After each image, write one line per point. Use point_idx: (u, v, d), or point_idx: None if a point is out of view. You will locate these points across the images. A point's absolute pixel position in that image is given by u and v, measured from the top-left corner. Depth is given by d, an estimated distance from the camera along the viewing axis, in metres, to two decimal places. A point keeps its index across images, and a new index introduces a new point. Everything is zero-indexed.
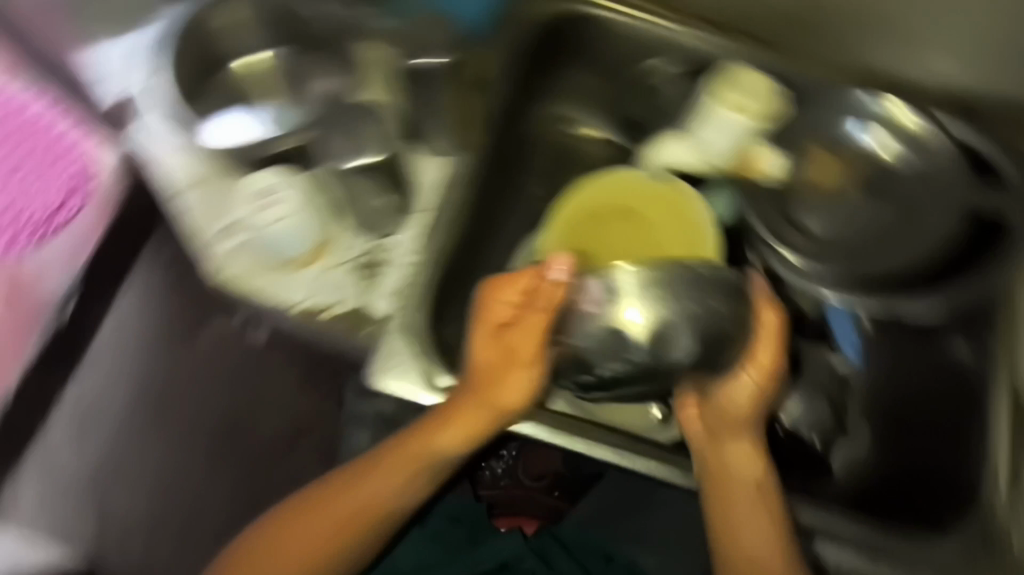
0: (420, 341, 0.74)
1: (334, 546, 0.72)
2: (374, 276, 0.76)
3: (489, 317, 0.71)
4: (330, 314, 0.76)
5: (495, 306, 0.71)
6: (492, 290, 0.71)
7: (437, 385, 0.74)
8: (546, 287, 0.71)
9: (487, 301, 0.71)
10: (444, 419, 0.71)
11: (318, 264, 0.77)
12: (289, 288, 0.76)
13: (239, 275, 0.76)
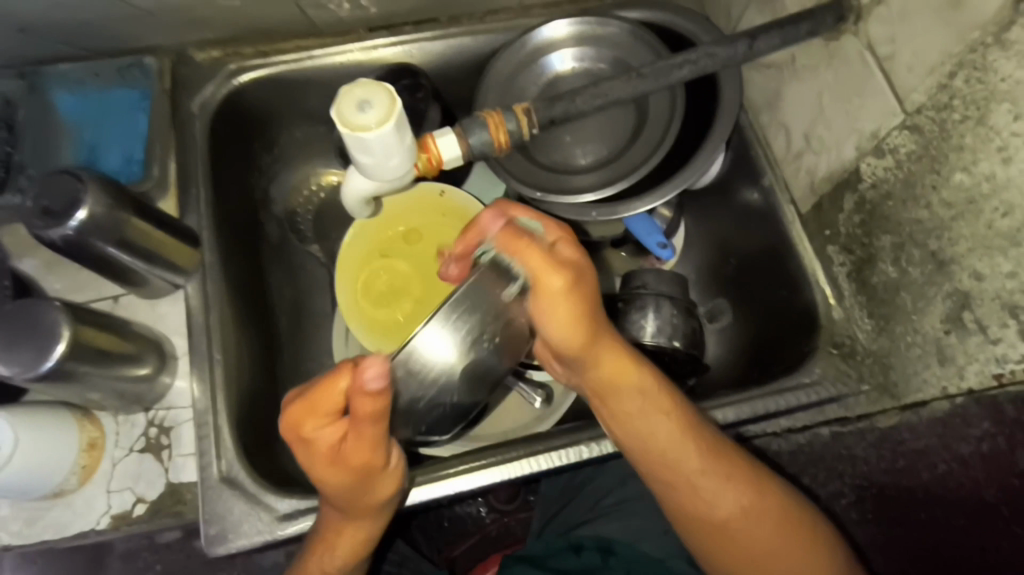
0: (270, 484, 0.67)
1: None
2: (196, 443, 0.68)
3: (310, 454, 0.55)
4: (144, 505, 0.67)
5: (315, 439, 0.54)
6: (291, 423, 0.54)
7: (293, 513, 0.66)
8: (357, 399, 0.51)
9: (299, 440, 0.55)
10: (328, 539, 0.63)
11: (106, 464, 0.67)
12: (86, 509, 0.66)
13: (23, 532, 0.65)
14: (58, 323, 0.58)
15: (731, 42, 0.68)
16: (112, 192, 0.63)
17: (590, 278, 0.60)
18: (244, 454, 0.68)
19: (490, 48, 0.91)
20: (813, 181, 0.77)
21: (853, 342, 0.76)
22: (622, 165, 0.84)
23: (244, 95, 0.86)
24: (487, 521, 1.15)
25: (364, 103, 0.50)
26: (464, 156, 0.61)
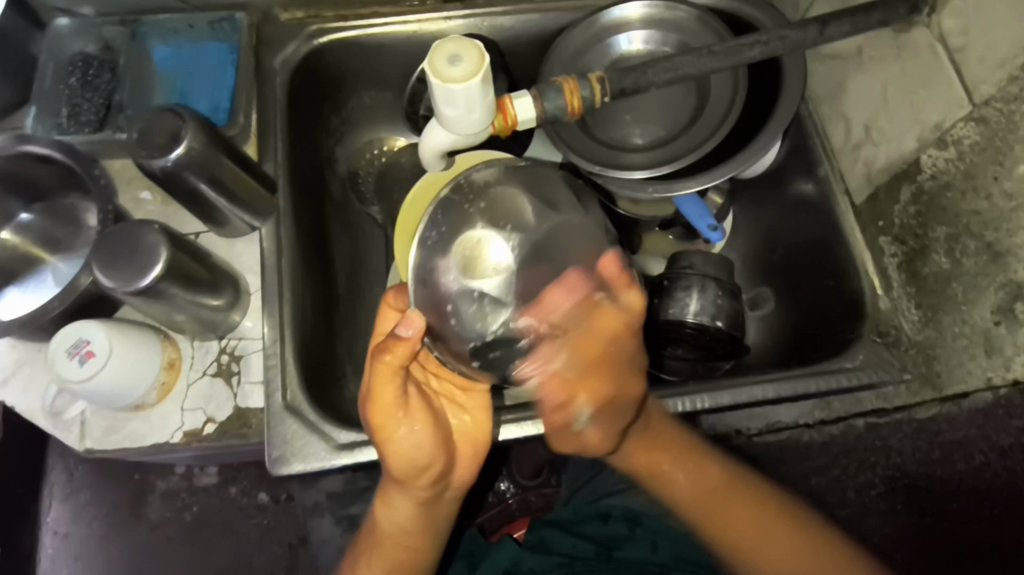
0: (326, 417, 0.72)
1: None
2: (262, 375, 0.73)
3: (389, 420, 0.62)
4: (213, 425, 0.72)
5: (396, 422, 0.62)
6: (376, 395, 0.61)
7: (347, 446, 0.71)
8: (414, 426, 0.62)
9: (390, 339, 0.58)
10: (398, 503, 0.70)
11: (181, 384, 0.73)
12: (161, 424, 0.71)
13: (103, 439, 0.71)
14: (157, 246, 0.63)
15: (802, 26, 0.69)
16: (207, 132, 0.68)
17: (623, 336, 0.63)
18: (304, 388, 0.73)
19: (558, 25, 0.94)
20: (870, 172, 0.79)
21: (897, 333, 0.78)
22: (680, 145, 0.86)
23: (322, 56, 0.90)
24: (509, 495, 1.23)
25: (454, 57, 0.54)
26: (537, 118, 0.64)
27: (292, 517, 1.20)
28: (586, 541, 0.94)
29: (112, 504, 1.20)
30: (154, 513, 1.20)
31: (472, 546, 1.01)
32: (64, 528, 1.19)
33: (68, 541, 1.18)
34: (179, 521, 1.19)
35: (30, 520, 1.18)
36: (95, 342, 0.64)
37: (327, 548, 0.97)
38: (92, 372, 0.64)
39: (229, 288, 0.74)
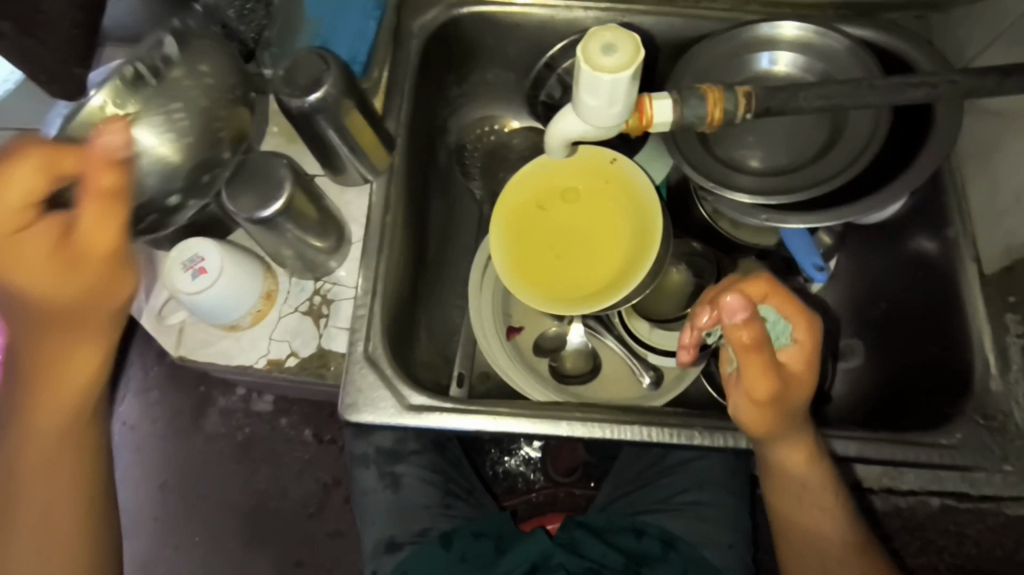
0: (404, 376, 0.74)
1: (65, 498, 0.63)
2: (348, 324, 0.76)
3: None
4: (296, 359, 0.75)
5: None
6: None
7: (418, 406, 0.73)
8: None
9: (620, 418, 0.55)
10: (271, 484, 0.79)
11: (273, 315, 0.76)
12: (250, 347, 0.75)
13: (197, 350, 0.75)
14: (284, 180, 0.68)
15: (979, 74, 0.64)
16: (347, 81, 0.71)
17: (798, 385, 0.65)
18: (385, 341, 0.75)
19: (697, 34, 0.91)
20: (1011, 243, 0.73)
21: (1007, 418, 0.72)
22: (802, 177, 0.82)
23: (459, 26, 0.91)
24: (539, 486, 1.22)
25: (608, 47, 0.53)
26: (672, 121, 0.63)
27: (333, 461, 1.23)
28: (618, 553, 0.93)
29: (176, 409, 1.24)
30: (211, 426, 1.24)
31: (501, 527, 0.99)
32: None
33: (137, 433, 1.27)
34: (231, 439, 1.23)
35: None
36: (209, 259, 0.68)
37: (366, 498, 1.01)
38: (203, 286, 0.68)
39: (337, 235, 0.76)
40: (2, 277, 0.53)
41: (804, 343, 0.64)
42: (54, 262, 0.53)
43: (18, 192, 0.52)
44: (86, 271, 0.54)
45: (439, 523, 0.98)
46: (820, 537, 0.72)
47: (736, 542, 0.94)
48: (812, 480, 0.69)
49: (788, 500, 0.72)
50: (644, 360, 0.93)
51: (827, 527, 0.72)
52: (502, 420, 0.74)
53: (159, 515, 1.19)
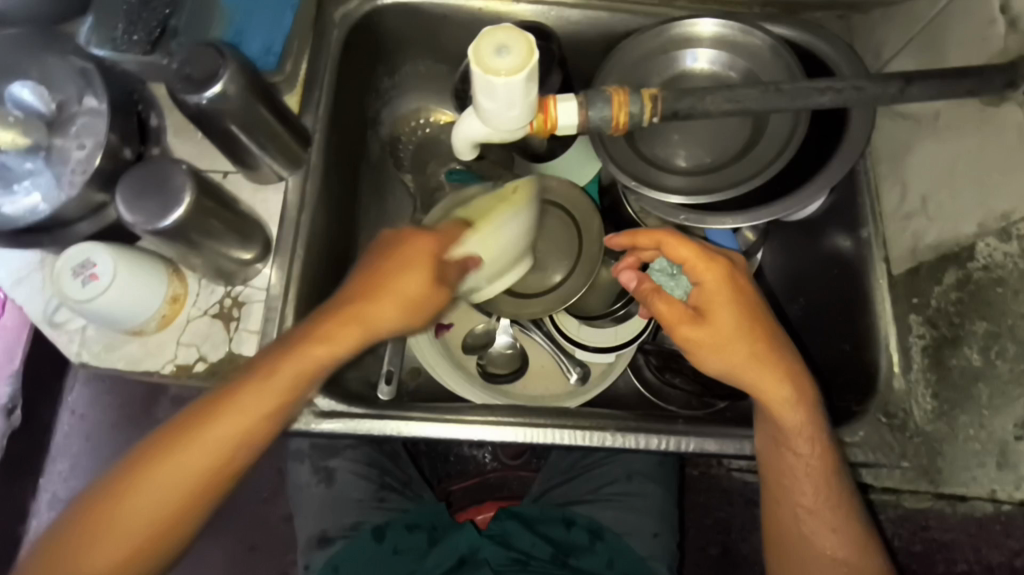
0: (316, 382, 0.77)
1: (222, 458, 0.66)
2: (259, 330, 0.74)
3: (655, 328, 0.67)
4: (204, 364, 0.73)
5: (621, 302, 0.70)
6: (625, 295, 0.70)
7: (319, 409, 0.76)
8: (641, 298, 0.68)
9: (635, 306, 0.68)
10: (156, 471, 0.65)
11: (182, 318, 0.74)
12: (156, 352, 0.73)
13: (100, 355, 0.72)
14: (184, 188, 0.64)
15: (884, 80, 0.64)
16: (247, 77, 0.68)
17: (729, 311, 0.64)
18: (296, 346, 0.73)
19: (625, 29, 0.90)
20: (916, 247, 0.74)
21: (906, 416, 0.74)
22: (721, 177, 0.83)
23: (382, 16, 0.89)
24: (491, 468, 1.24)
25: (501, 48, 0.52)
26: (577, 126, 0.62)
27: (273, 455, 1.21)
28: (546, 543, 0.94)
29: (127, 398, 1.27)
30: (161, 414, 1.27)
31: (436, 518, 0.97)
32: (82, 409, 1.27)
33: (87, 423, 1.27)
34: None
35: (54, 397, 1.26)
36: (100, 266, 0.65)
37: (299, 494, 0.99)
38: (93, 294, 0.65)
39: (257, 239, 0.74)
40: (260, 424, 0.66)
41: (709, 268, 0.65)
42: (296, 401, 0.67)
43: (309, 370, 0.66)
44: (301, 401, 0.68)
45: (370, 518, 0.97)
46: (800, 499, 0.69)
47: (662, 531, 0.96)
48: (796, 426, 0.66)
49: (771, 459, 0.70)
50: (571, 356, 0.93)
51: (821, 490, 0.68)
52: (414, 424, 0.77)
53: None
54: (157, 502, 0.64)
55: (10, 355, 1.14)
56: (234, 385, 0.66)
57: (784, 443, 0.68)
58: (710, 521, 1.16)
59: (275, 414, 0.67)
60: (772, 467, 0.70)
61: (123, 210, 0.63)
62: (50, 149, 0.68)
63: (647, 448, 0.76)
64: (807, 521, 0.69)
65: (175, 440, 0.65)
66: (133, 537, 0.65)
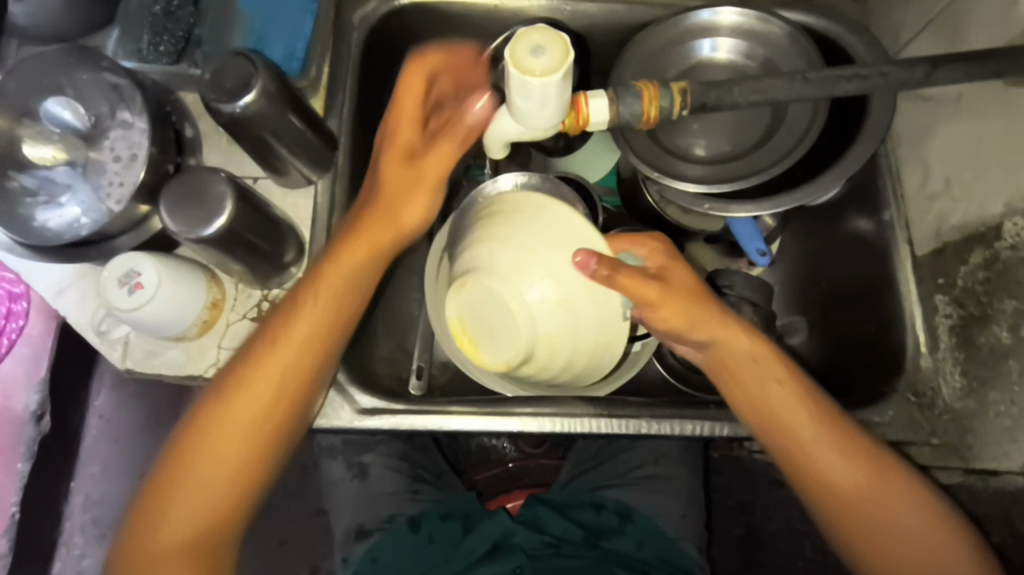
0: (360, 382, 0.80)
1: (275, 398, 0.69)
2: None
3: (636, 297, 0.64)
4: None
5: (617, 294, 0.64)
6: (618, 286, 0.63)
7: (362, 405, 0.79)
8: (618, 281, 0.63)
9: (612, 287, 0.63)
10: (213, 420, 0.69)
11: (221, 323, 0.75)
12: (199, 357, 0.75)
13: (144, 361, 0.74)
14: (225, 197, 0.65)
15: (910, 66, 0.64)
16: (277, 85, 0.69)
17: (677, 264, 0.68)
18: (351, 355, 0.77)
19: (641, 21, 0.91)
20: (940, 228, 0.75)
21: (934, 394, 0.75)
22: (743, 164, 0.84)
23: (400, 18, 0.88)
24: (510, 458, 1.26)
25: (538, 48, 0.53)
26: (609, 121, 0.63)
27: (302, 453, 1.23)
28: (577, 526, 0.95)
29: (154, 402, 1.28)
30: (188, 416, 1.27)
31: (468, 507, 0.98)
32: (109, 414, 1.27)
33: (113, 430, 1.26)
34: None
35: (81, 402, 1.26)
36: (144, 275, 0.67)
37: (334, 489, 1.01)
38: (140, 303, 0.67)
39: (293, 242, 0.76)
40: (290, 345, 0.69)
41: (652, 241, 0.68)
42: (324, 316, 0.70)
43: (337, 274, 0.70)
44: (333, 321, 0.71)
45: (406, 509, 0.99)
46: (818, 453, 0.69)
47: (690, 513, 0.98)
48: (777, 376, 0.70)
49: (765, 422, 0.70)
50: None
51: (830, 444, 0.69)
52: (453, 418, 0.79)
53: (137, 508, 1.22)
54: (221, 461, 0.69)
55: (38, 359, 1.19)
56: (280, 322, 0.70)
57: (758, 395, 0.70)
58: (734, 501, 1.19)
59: (313, 342, 0.70)
60: (775, 427, 0.70)
61: (168, 220, 0.65)
62: (89, 162, 0.70)
63: (680, 434, 0.79)
64: (836, 478, 0.69)
65: (238, 385, 0.69)
66: (203, 486, 0.69)
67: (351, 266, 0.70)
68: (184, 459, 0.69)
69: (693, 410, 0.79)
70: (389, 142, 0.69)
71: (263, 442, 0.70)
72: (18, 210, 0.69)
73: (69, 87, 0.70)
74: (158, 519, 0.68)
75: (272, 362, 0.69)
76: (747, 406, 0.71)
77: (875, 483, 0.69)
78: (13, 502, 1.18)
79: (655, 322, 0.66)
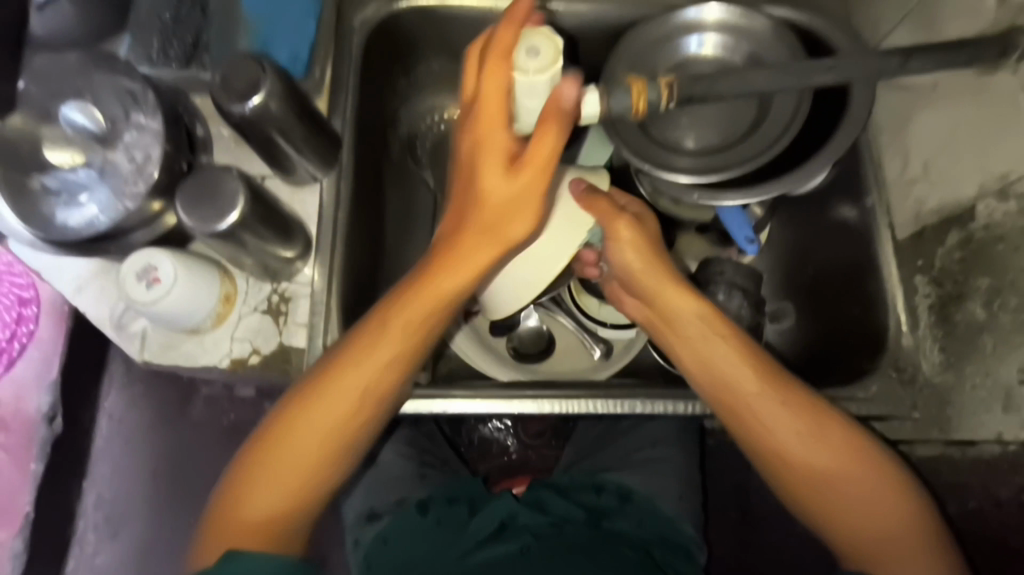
0: None
1: (361, 409, 0.70)
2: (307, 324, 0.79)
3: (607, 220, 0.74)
4: (258, 356, 0.78)
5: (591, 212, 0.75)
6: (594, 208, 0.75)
7: None
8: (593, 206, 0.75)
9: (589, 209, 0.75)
10: (283, 432, 0.69)
11: (234, 316, 0.79)
12: (212, 348, 0.78)
13: (160, 353, 0.78)
14: (237, 194, 0.69)
15: (884, 56, 0.68)
16: (284, 87, 0.72)
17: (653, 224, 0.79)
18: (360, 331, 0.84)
19: (631, 19, 0.94)
20: (919, 212, 0.79)
21: (915, 370, 0.79)
22: (731, 155, 0.87)
23: (400, 22, 0.92)
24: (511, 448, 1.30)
25: (534, 51, 0.63)
26: (600, 114, 0.66)
27: None
28: (579, 508, 0.97)
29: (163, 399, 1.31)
30: (197, 413, 1.29)
31: (473, 492, 1.02)
32: (119, 413, 1.29)
33: (124, 428, 1.29)
34: (217, 424, 1.29)
35: (92, 402, 1.28)
36: (161, 270, 0.70)
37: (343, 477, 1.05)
38: (158, 296, 0.70)
39: (301, 237, 0.79)
40: (366, 364, 0.69)
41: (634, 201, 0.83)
42: (402, 344, 0.69)
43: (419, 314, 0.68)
44: (421, 338, 0.70)
45: (413, 493, 1.02)
46: (772, 413, 0.71)
47: (686, 494, 1.02)
48: (702, 325, 0.73)
49: (718, 385, 0.73)
50: (594, 334, 0.98)
51: (765, 398, 0.71)
52: (456, 401, 0.83)
53: (150, 502, 1.26)
54: (291, 468, 0.69)
55: (49, 363, 1.23)
56: (354, 347, 0.69)
57: (693, 341, 0.74)
58: (731, 484, 1.22)
59: (393, 368, 0.70)
60: (728, 391, 0.72)
61: (185, 216, 0.68)
62: (104, 161, 0.73)
63: (674, 412, 0.82)
64: (785, 442, 0.70)
65: (309, 402, 0.69)
66: (277, 488, 0.68)
67: (425, 304, 0.68)
68: (259, 467, 0.68)
69: (685, 390, 0.83)
70: (474, 186, 0.65)
71: (326, 454, 0.69)
72: (39, 210, 0.72)
73: (87, 92, 0.74)
74: (229, 520, 0.67)
75: (349, 385, 0.69)
76: (701, 369, 0.74)
77: (816, 436, 0.70)
78: (28, 501, 1.22)
79: (616, 255, 0.75)
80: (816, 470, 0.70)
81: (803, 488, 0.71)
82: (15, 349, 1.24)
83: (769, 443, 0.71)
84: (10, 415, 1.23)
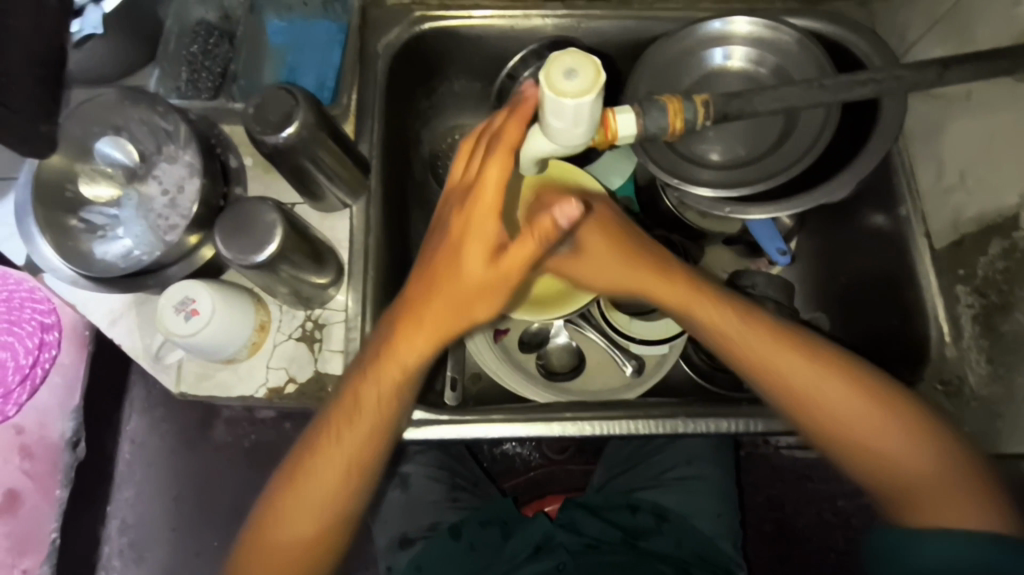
0: None
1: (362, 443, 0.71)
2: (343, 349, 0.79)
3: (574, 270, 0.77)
4: (294, 385, 0.77)
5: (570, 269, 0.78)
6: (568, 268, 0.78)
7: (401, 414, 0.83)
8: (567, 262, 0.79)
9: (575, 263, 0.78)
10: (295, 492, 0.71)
11: (268, 344, 0.79)
12: (248, 377, 0.78)
13: (195, 384, 0.78)
14: (274, 224, 0.68)
15: (920, 67, 0.67)
16: (314, 116, 0.72)
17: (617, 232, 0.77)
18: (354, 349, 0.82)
19: (654, 34, 0.94)
20: (957, 220, 0.78)
21: (961, 382, 0.78)
22: (762, 168, 0.87)
23: (422, 43, 0.92)
24: (537, 465, 1.28)
25: (569, 72, 0.56)
26: (636, 134, 0.66)
27: None
28: (615, 528, 0.95)
29: (184, 423, 1.29)
30: (219, 437, 1.29)
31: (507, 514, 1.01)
32: (141, 438, 1.29)
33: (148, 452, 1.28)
34: (240, 447, 1.27)
35: (114, 428, 1.28)
36: (199, 302, 0.70)
37: (375, 498, 1.04)
38: (196, 328, 0.70)
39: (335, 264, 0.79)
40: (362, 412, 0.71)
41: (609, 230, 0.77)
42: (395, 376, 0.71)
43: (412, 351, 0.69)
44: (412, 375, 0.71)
45: (447, 517, 1.01)
46: (845, 412, 0.69)
47: (723, 511, 1.00)
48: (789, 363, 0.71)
49: (786, 394, 0.71)
50: (626, 351, 0.95)
51: (857, 405, 0.70)
52: (496, 426, 0.82)
53: (175, 527, 1.25)
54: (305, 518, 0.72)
55: (72, 388, 1.21)
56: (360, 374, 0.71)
57: (776, 367, 0.71)
58: (763, 498, 1.20)
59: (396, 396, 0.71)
60: (794, 390, 0.71)
61: (222, 249, 0.68)
62: (141, 197, 0.77)
63: (716, 431, 0.81)
64: (890, 446, 0.68)
65: (313, 452, 0.72)
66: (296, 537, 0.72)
67: (392, 369, 0.70)
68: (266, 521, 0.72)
69: (726, 407, 0.82)
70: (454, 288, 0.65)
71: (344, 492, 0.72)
72: (76, 245, 0.73)
73: (124, 128, 0.75)
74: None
75: (353, 418, 0.71)
76: (757, 376, 0.72)
77: (907, 433, 0.68)
78: (53, 529, 1.18)
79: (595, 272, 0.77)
80: (921, 477, 0.67)
81: (882, 480, 0.69)
82: (38, 374, 1.18)
83: (852, 443, 0.70)
84: (34, 443, 1.19)
